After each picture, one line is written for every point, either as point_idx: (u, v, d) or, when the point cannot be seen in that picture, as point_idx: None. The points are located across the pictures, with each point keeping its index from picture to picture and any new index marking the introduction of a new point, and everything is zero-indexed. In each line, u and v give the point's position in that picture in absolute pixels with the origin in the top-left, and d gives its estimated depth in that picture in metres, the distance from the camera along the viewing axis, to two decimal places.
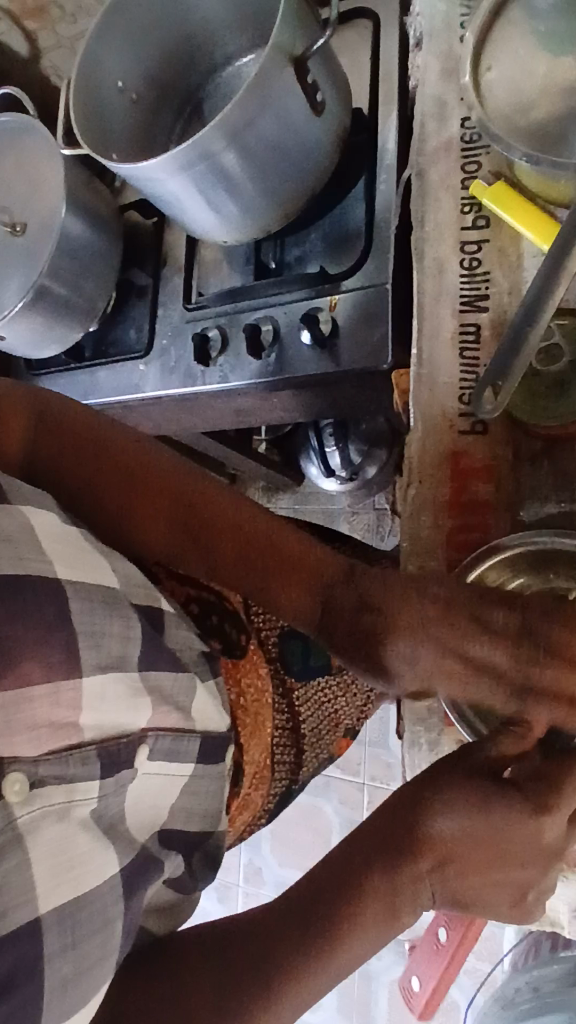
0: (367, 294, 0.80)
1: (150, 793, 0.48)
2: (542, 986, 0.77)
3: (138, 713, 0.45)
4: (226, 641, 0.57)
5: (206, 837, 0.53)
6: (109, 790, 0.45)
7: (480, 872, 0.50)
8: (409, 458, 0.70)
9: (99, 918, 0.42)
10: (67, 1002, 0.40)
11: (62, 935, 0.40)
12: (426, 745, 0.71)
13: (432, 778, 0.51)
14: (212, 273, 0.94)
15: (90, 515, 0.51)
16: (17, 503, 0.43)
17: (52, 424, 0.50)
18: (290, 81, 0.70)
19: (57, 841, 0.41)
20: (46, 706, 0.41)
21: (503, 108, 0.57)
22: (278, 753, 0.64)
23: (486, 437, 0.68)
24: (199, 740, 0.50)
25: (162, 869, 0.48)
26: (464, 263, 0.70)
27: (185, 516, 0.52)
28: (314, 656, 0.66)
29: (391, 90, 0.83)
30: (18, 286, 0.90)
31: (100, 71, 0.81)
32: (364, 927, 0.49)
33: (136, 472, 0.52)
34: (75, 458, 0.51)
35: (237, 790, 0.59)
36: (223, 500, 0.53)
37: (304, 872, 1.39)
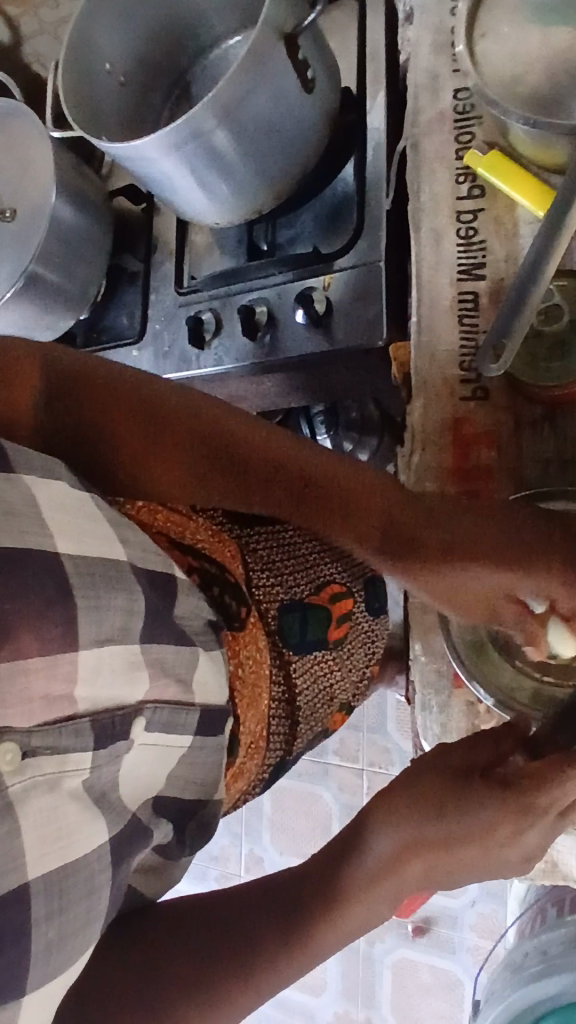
0: (360, 272, 0.81)
1: (148, 765, 0.48)
2: (551, 951, 0.79)
3: (134, 684, 0.45)
4: (225, 613, 0.56)
5: (202, 806, 0.54)
6: (101, 760, 0.44)
7: (460, 870, 0.56)
8: (412, 424, 0.72)
9: (86, 885, 0.43)
10: (51, 964, 0.41)
11: (49, 900, 0.40)
12: (437, 711, 0.72)
13: (376, 806, 0.57)
14: (206, 255, 0.94)
15: (108, 473, 0.51)
16: (21, 474, 0.42)
17: (66, 382, 0.50)
18: (281, 57, 0.70)
19: (45, 811, 0.41)
20: (42, 680, 0.40)
21: (498, 74, 0.58)
22: (274, 723, 0.63)
23: (487, 403, 0.69)
24: (197, 711, 0.50)
25: (149, 838, 0.49)
26: (460, 233, 0.71)
27: (204, 447, 0.53)
28: (311, 628, 0.66)
29: (379, 69, 0.84)
30: (9, 271, 0.88)
31: (89, 51, 0.81)
32: (348, 916, 0.55)
33: (155, 422, 0.52)
34: (95, 414, 0.50)
35: (232, 759, 0.59)
36: (247, 432, 0.54)
37: (305, 859, 1.39)
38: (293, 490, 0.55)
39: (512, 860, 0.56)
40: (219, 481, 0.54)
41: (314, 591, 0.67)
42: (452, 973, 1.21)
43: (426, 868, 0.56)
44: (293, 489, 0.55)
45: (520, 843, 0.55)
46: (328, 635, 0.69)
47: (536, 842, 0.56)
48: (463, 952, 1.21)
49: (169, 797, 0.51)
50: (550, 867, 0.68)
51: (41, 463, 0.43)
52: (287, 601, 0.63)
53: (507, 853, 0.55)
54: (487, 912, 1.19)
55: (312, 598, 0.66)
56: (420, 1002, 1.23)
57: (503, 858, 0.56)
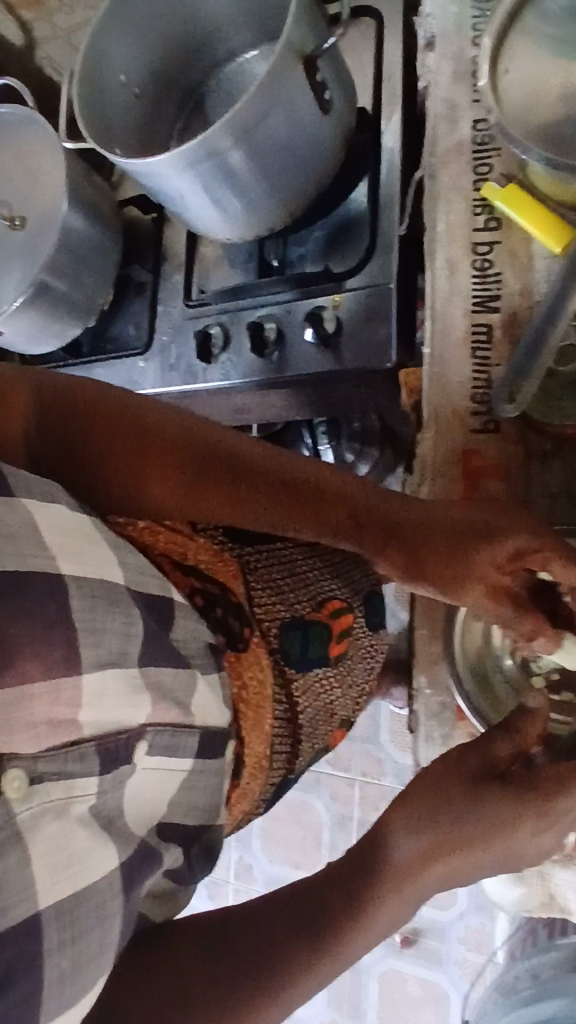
0: (370, 293, 0.81)
1: (150, 790, 0.48)
2: (542, 974, 0.79)
3: (137, 708, 0.45)
4: (229, 634, 0.56)
5: (204, 831, 0.53)
6: (107, 785, 0.44)
7: (478, 867, 0.58)
8: (422, 456, 0.73)
9: (98, 912, 0.43)
10: (66, 996, 0.41)
11: (61, 929, 0.40)
12: (440, 740, 0.74)
13: (397, 811, 0.58)
14: (213, 270, 0.94)
15: (110, 493, 0.53)
16: (21, 499, 0.42)
17: (59, 406, 0.52)
18: (300, 78, 0.70)
19: (56, 838, 0.41)
20: (46, 704, 0.40)
21: (518, 109, 0.58)
22: (277, 743, 0.62)
23: (499, 437, 0.70)
24: (197, 733, 0.50)
25: (161, 860, 0.49)
26: (475, 264, 0.71)
27: (190, 458, 0.56)
28: (312, 645, 0.64)
29: (395, 91, 0.84)
30: (18, 281, 0.89)
31: (105, 64, 0.81)
32: (372, 924, 0.55)
33: (149, 438, 0.55)
34: (92, 434, 0.53)
35: (237, 782, 0.61)
36: (234, 438, 0.59)
37: (295, 868, 1.39)
38: (281, 494, 0.58)
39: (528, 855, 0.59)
40: (210, 490, 0.56)
41: (314, 607, 0.65)
42: (440, 987, 1.21)
43: (448, 869, 0.57)
44: (281, 493, 0.58)
45: (540, 841, 0.58)
46: (329, 652, 0.67)
47: (551, 839, 0.59)
48: (451, 966, 1.21)
49: (173, 824, 0.51)
50: (547, 895, 0.69)
51: (39, 487, 0.44)
52: (289, 619, 0.62)
53: (526, 851, 0.58)
54: (476, 927, 1.20)
55: (313, 614, 0.64)
56: (408, 1015, 1.23)
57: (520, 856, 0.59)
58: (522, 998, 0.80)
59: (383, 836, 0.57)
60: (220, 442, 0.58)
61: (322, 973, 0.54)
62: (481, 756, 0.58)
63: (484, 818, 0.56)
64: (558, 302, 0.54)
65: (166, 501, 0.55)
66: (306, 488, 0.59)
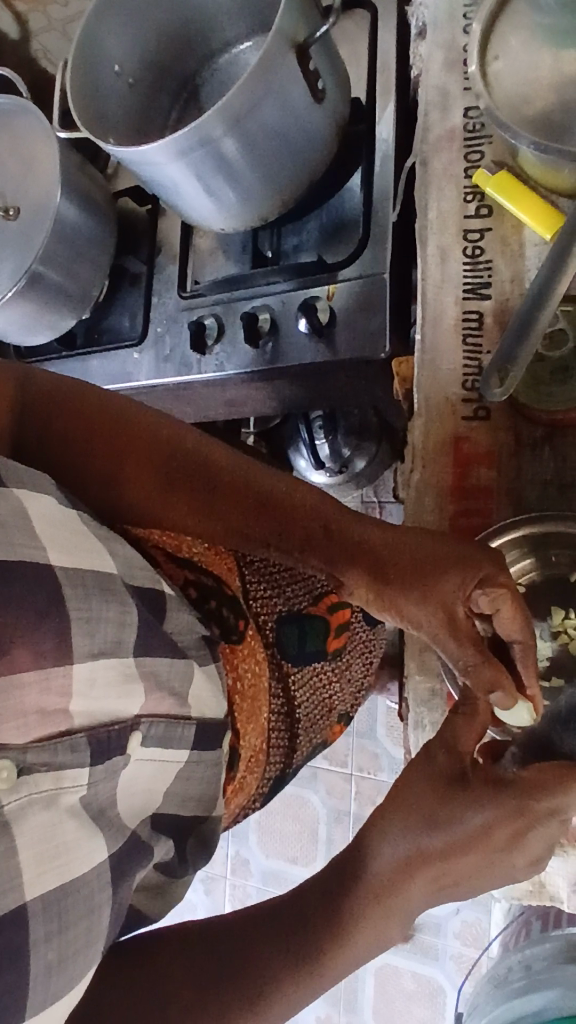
0: (363, 283, 0.81)
1: (143, 780, 0.48)
2: (535, 965, 0.79)
3: (129, 699, 0.45)
4: (224, 626, 0.55)
5: (201, 822, 0.53)
6: (98, 776, 0.44)
7: (464, 879, 0.53)
8: (413, 444, 0.72)
9: (86, 905, 0.42)
10: (52, 988, 0.41)
11: (48, 921, 0.40)
12: (430, 726, 0.73)
13: (374, 818, 0.54)
14: (208, 260, 0.94)
15: (93, 490, 0.54)
16: (13, 489, 0.42)
17: (44, 402, 0.54)
18: (292, 67, 0.70)
19: (44, 828, 0.41)
20: (35, 692, 0.40)
21: (508, 96, 0.58)
22: (274, 736, 0.62)
23: (489, 423, 0.70)
24: (194, 726, 0.50)
25: (151, 854, 0.48)
26: (466, 252, 0.71)
27: (171, 464, 0.57)
28: (310, 639, 0.65)
29: (389, 82, 0.84)
30: (11, 271, 0.89)
31: (98, 53, 0.81)
32: (354, 940, 0.52)
33: (129, 438, 0.56)
34: (76, 432, 0.55)
35: (232, 775, 0.59)
36: (209, 446, 0.59)
37: (290, 862, 1.39)
38: (254, 505, 0.58)
39: (518, 862, 0.54)
40: (187, 497, 0.57)
41: (312, 603, 0.65)
42: (436, 982, 1.21)
43: (429, 884, 0.53)
44: (253, 505, 0.58)
45: (527, 844, 0.53)
46: (326, 645, 0.68)
47: (543, 840, 0.54)
48: (446, 961, 1.21)
49: (165, 814, 0.51)
50: (537, 885, 0.68)
51: (30, 479, 0.44)
52: (286, 614, 0.62)
53: (510, 852, 0.53)
54: (471, 921, 1.20)
55: (310, 610, 0.65)
56: (402, 1009, 1.23)
57: (506, 863, 0.54)
58: (514, 990, 0.80)
59: (366, 844, 0.53)
60: (194, 445, 0.58)
61: (307, 986, 0.51)
62: (449, 755, 0.53)
63: (449, 825, 0.51)
64: (548, 283, 0.56)
65: (147, 503, 0.56)
66: (277, 501, 0.58)
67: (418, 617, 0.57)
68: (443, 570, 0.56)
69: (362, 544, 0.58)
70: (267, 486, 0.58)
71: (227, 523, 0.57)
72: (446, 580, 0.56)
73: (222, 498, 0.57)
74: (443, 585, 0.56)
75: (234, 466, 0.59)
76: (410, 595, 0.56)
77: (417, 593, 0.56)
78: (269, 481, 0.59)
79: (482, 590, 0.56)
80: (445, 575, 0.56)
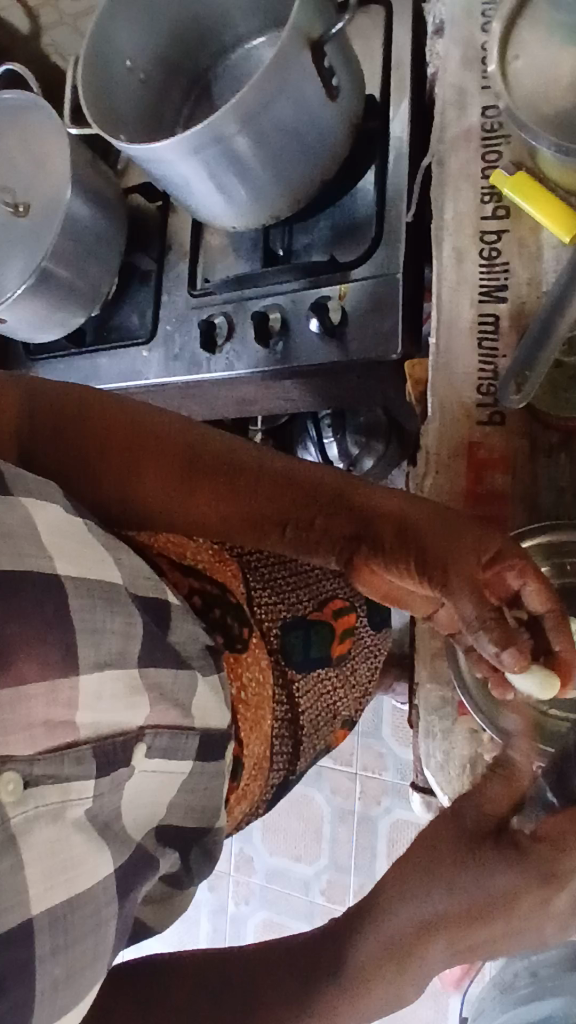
0: (376, 283, 0.80)
1: (149, 791, 0.48)
2: (541, 972, 0.79)
3: (134, 710, 0.45)
4: (228, 634, 0.56)
5: (204, 833, 0.53)
6: (104, 788, 0.44)
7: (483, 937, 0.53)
8: (425, 448, 0.71)
9: (92, 920, 0.42)
10: (58, 1003, 0.41)
11: (54, 936, 0.40)
12: (440, 736, 0.72)
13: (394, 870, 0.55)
14: (219, 258, 0.93)
15: (101, 500, 0.53)
16: (19, 497, 0.42)
17: (44, 412, 0.52)
18: (306, 64, 0.69)
19: (51, 842, 0.40)
20: (42, 705, 0.40)
21: (529, 97, 0.57)
22: (277, 743, 0.62)
23: (503, 429, 0.69)
24: (197, 735, 0.49)
25: (156, 867, 0.48)
26: (483, 255, 0.70)
27: (177, 456, 0.54)
28: (314, 645, 0.65)
29: (404, 80, 0.83)
30: (21, 270, 0.88)
31: (110, 49, 0.80)
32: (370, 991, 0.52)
33: (135, 441, 0.53)
34: (80, 441, 0.52)
35: (236, 782, 0.58)
36: (217, 436, 0.56)
37: (294, 861, 1.39)
38: (264, 485, 0.55)
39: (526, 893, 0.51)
40: (202, 487, 0.54)
41: (316, 607, 0.66)
42: (439, 983, 1.21)
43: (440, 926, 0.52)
44: (265, 486, 0.54)
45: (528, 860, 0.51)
46: (331, 651, 0.68)
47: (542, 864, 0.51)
48: (449, 962, 1.21)
49: (171, 824, 0.50)
50: None
51: (37, 486, 0.44)
52: (291, 618, 0.62)
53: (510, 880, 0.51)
54: None
55: (315, 615, 0.65)
56: (406, 1009, 1.23)
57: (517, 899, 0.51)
58: (520, 996, 0.80)
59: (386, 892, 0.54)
60: (200, 437, 0.55)
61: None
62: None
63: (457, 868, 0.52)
64: (566, 292, 0.56)
65: (159, 508, 0.54)
66: (286, 481, 0.55)
67: (446, 594, 0.55)
68: (464, 545, 0.54)
69: (379, 519, 0.55)
70: (280, 473, 0.55)
71: (242, 510, 0.55)
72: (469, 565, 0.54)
73: (235, 481, 0.54)
74: (468, 569, 0.54)
75: (237, 449, 0.55)
76: (435, 572, 0.55)
77: (440, 570, 0.54)
78: (278, 463, 0.56)
79: (504, 569, 0.54)
80: (469, 550, 0.54)
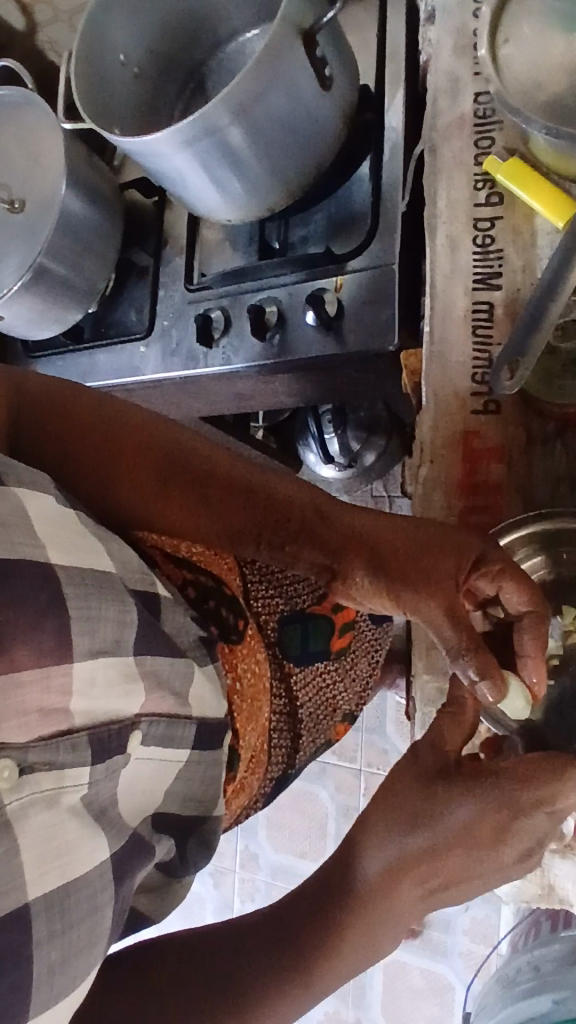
0: (372, 274, 0.79)
1: (145, 779, 0.48)
2: (544, 966, 0.79)
3: (129, 698, 0.44)
4: (223, 625, 0.55)
5: (203, 822, 0.53)
6: (99, 775, 0.43)
7: (452, 883, 0.54)
8: (421, 438, 0.71)
9: (88, 904, 0.42)
10: (56, 987, 0.40)
11: (50, 921, 0.39)
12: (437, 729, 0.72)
13: (364, 818, 0.55)
14: (215, 253, 0.93)
15: (88, 493, 0.54)
16: (12, 487, 0.42)
17: (36, 405, 0.54)
18: (299, 55, 0.69)
19: (46, 828, 0.40)
20: (36, 692, 0.40)
21: (521, 81, 0.56)
22: (276, 736, 0.62)
23: (499, 417, 0.69)
24: (194, 725, 0.49)
25: (152, 853, 0.48)
26: (477, 241, 0.70)
27: (170, 460, 0.57)
28: (312, 639, 0.64)
29: (398, 70, 0.83)
30: (17, 267, 0.88)
31: (103, 43, 0.80)
32: (348, 948, 0.52)
33: (123, 439, 0.56)
34: (71, 437, 0.54)
35: (232, 774, 0.58)
36: (196, 441, 0.59)
37: (300, 857, 1.38)
38: (247, 502, 0.57)
39: (503, 856, 0.54)
40: (180, 493, 0.56)
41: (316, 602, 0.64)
42: (444, 978, 1.21)
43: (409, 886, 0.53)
44: (247, 504, 0.57)
45: (512, 836, 0.54)
46: (330, 644, 0.67)
47: (530, 838, 0.54)
48: (455, 958, 1.20)
49: (167, 813, 0.50)
50: (546, 889, 0.67)
51: (28, 478, 0.43)
52: (288, 614, 0.61)
53: (499, 846, 0.53)
54: (480, 918, 1.19)
55: (314, 610, 0.64)
56: (411, 1005, 1.22)
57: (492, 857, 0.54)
58: (523, 990, 0.79)
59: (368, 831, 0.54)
60: (181, 442, 0.58)
61: (297, 1002, 0.51)
62: (435, 751, 0.55)
63: (437, 817, 0.52)
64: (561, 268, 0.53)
65: (145, 506, 0.55)
66: (271, 500, 0.58)
67: (417, 610, 0.58)
68: (441, 562, 0.57)
69: (360, 537, 0.59)
70: (257, 480, 0.59)
71: (222, 516, 0.57)
72: (444, 559, 0.57)
73: (212, 487, 0.57)
74: (441, 563, 0.57)
75: (231, 464, 0.59)
76: (408, 588, 0.57)
77: (414, 585, 0.57)
78: (262, 480, 0.59)
79: (480, 573, 0.57)
80: (445, 563, 0.57)
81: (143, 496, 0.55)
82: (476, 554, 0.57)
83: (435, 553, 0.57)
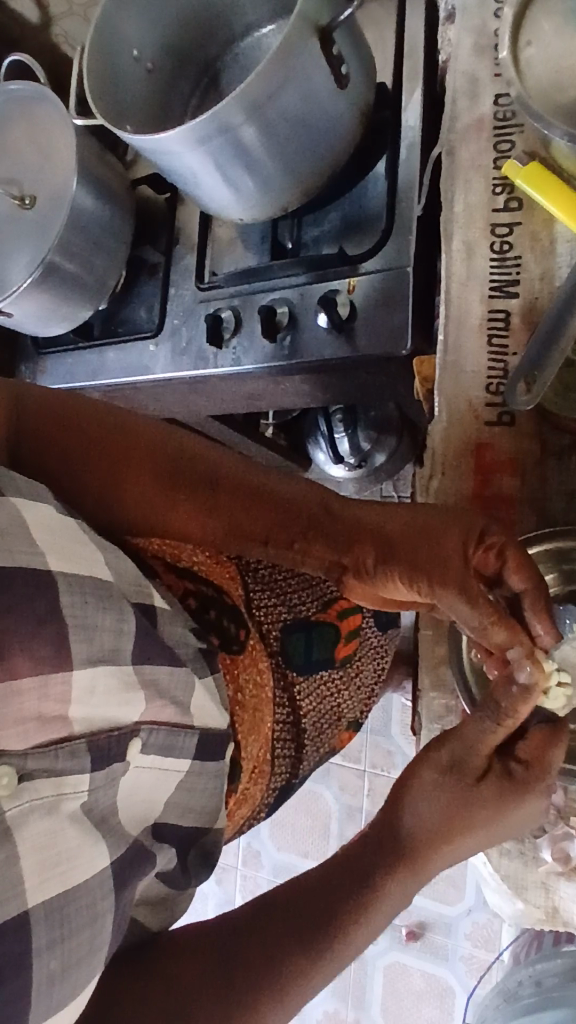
0: (385, 277, 0.78)
1: (145, 788, 0.47)
2: (545, 981, 0.79)
3: (129, 707, 0.44)
4: (224, 636, 0.54)
5: (205, 832, 0.51)
6: (99, 783, 0.43)
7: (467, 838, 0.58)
8: (432, 448, 0.70)
9: (88, 911, 0.41)
10: (55, 996, 0.39)
11: (50, 929, 0.39)
12: None
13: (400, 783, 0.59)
14: (226, 251, 0.92)
15: (92, 507, 0.53)
16: (9, 497, 0.41)
17: (38, 415, 0.53)
18: (315, 52, 0.67)
19: (45, 835, 0.39)
20: (34, 700, 0.39)
21: (542, 84, 0.55)
22: (278, 748, 0.61)
23: (513, 430, 0.68)
24: (195, 735, 0.48)
25: (153, 861, 0.47)
26: (494, 248, 0.68)
27: (179, 466, 0.57)
28: (316, 649, 0.63)
29: (416, 68, 0.81)
30: (27, 262, 0.88)
31: (116, 37, 0.78)
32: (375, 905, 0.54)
33: (127, 449, 0.55)
34: (72, 449, 0.53)
35: (234, 786, 0.57)
36: (195, 444, 0.59)
37: (303, 859, 1.38)
38: (259, 504, 0.58)
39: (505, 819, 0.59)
40: (187, 497, 0.56)
41: (321, 609, 0.64)
42: (445, 983, 1.20)
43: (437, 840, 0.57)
44: (254, 501, 0.58)
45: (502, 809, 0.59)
46: (334, 654, 0.66)
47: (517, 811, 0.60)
48: (456, 962, 1.20)
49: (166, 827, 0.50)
50: (550, 910, 0.66)
51: (26, 486, 0.43)
52: (292, 622, 0.60)
53: (485, 846, 0.60)
54: (482, 923, 1.19)
55: (319, 617, 0.63)
56: (411, 1008, 1.22)
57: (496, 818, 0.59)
58: (524, 1004, 0.79)
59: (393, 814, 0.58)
60: (183, 445, 0.58)
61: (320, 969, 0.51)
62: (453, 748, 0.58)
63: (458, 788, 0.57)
64: None
65: (152, 511, 0.54)
66: (281, 500, 0.59)
67: (433, 594, 0.58)
68: (447, 536, 0.58)
69: (367, 525, 0.59)
70: (263, 481, 0.59)
71: (228, 520, 0.57)
72: (447, 536, 0.58)
73: (216, 490, 0.57)
74: (443, 541, 0.58)
75: (240, 469, 0.59)
76: (422, 574, 0.57)
77: (426, 573, 0.57)
78: (265, 481, 0.59)
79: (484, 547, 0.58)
80: (452, 540, 0.57)
81: (150, 501, 0.54)
82: (481, 526, 0.58)
83: (438, 533, 0.58)
